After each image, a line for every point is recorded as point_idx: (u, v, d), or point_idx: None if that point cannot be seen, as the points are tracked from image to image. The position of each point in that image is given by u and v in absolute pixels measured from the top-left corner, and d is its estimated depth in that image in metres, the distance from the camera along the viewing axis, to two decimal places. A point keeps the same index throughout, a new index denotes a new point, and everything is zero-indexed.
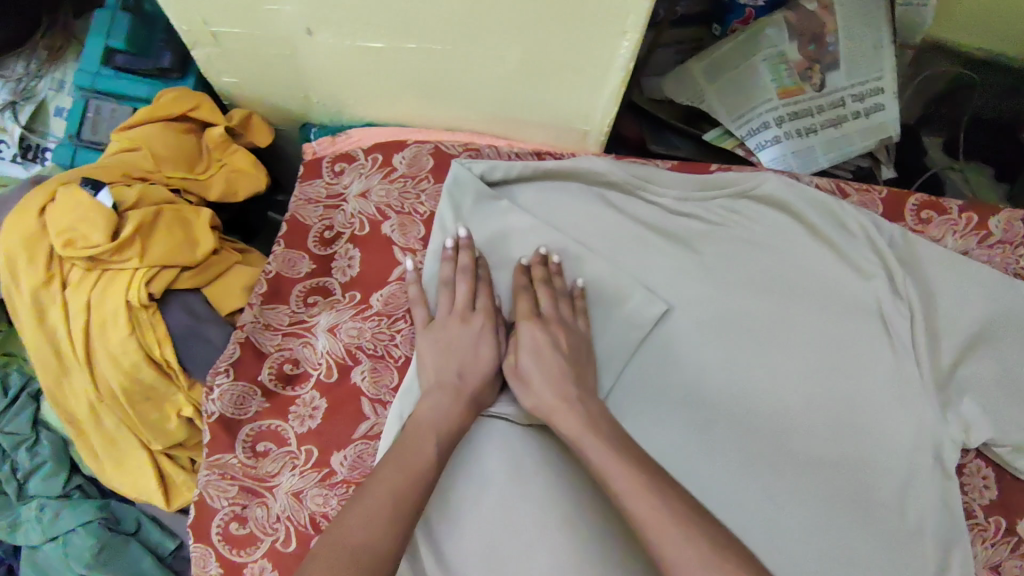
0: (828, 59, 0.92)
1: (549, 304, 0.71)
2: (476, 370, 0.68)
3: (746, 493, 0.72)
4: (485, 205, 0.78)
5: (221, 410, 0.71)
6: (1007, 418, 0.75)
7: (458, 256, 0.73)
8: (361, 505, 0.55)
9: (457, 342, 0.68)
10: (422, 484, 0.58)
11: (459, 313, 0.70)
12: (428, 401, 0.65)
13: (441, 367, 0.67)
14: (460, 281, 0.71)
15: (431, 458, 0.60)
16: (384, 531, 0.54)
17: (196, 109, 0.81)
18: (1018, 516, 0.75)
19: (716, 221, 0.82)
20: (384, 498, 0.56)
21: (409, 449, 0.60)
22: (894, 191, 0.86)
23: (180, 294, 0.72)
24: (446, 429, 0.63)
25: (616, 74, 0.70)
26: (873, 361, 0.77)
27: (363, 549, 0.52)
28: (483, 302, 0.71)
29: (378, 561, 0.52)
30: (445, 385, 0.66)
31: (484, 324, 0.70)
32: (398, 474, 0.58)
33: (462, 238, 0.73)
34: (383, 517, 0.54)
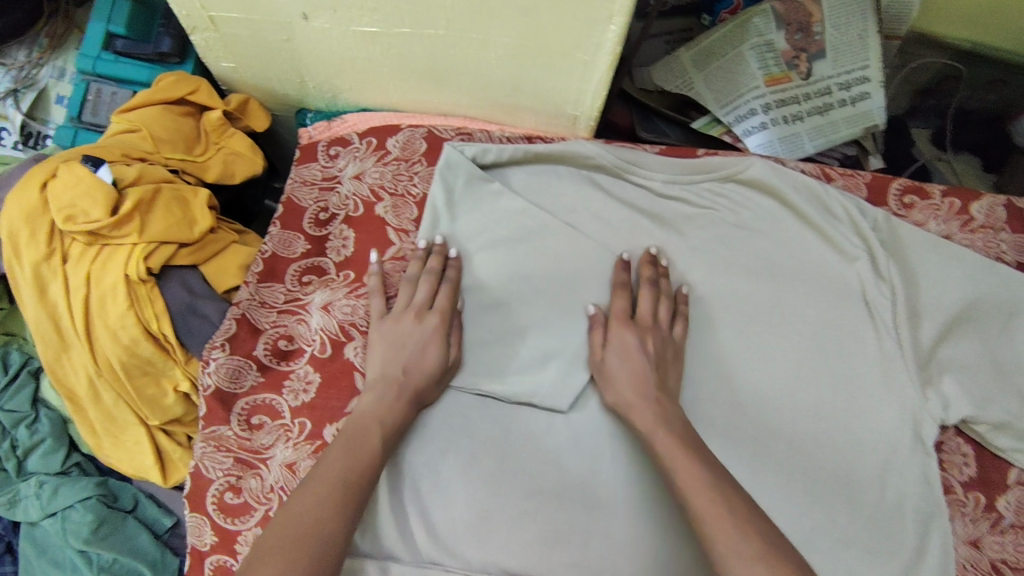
0: (814, 48, 0.93)
1: (647, 306, 0.74)
2: (427, 363, 0.70)
3: (730, 466, 0.74)
4: (476, 186, 0.80)
5: (217, 384, 0.73)
6: (987, 397, 0.76)
7: (427, 259, 0.76)
8: (312, 490, 0.58)
9: (408, 340, 0.71)
10: (370, 471, 0.62)
11: (414, 311, 0.72)
12: (373, 395, 0.68)
13: (390, 361, 0.70)
14: (421, 282, 0.73)
15: (377, 451, 0.63)
16: (334, 514, 0.56)
17: (194, 92, 0.83)
18: (997, 492, 0.77)
19: (704, 204, 0.83)
20: (335, 490, 0.58)
21: (359, 439, 0.63)
22: (878, 176, 0.88)
23: (178, 270, 0.73)
24: (391, 421, 0.66)
25: (605, 57, 0.71)
26: (855, 340, 0.79)
27: (313, 530, 0.55)
28: (441, 302, 0.73)
29: (323, 548, 0.54)
30: (390, 378, 0.69)
31: (438, 325, 0.72)
32: (346, 461, 0.61)
33: (453, 255, 0.76)
34: (333, 501, 0.57)
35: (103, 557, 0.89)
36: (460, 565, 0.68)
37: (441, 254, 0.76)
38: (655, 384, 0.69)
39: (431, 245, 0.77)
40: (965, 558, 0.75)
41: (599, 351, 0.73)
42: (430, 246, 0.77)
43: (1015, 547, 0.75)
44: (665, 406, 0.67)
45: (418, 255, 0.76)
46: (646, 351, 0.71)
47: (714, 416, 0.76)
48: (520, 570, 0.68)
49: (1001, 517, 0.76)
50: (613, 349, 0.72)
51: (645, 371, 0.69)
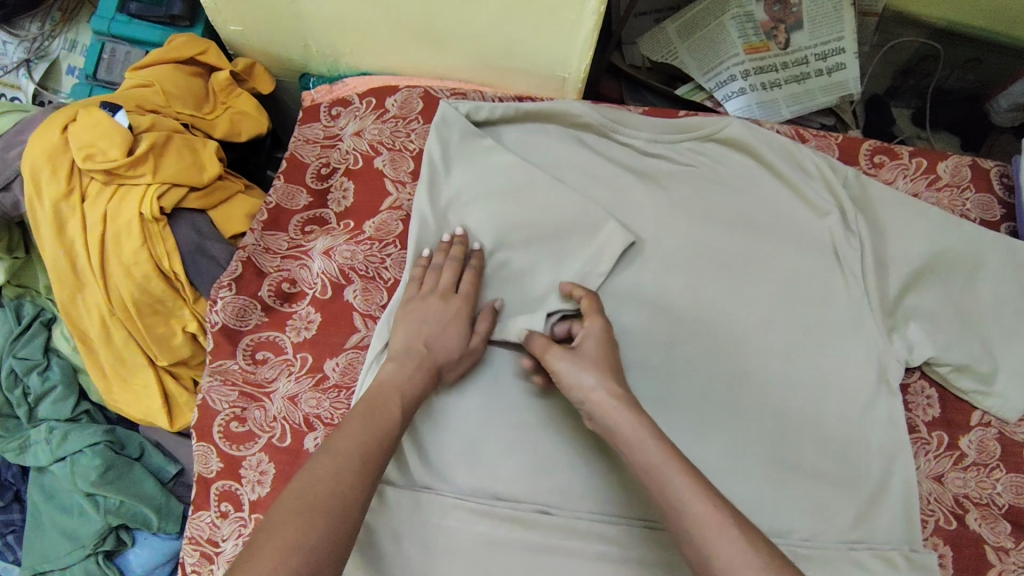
0: (792, 20, 0.98)
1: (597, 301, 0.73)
2: (450, 340, 0.71)
3: (706, 404, 0.79)
4: (468, 144, 0.84)
5: (224, 321, 0.77)
6: (949, 340, 0.80)
7: (452, 248, 0.77)
8: (326, 460, 0.57)
9: (432, 319, 0.72)
10: (386, 447, 0.61)
11: (440, 294, 0.74)
12: (394, 364, 0.68)
13: (412, 337, 0.70)
14: (446, 267, 0.75)
15: (396, 423, 0.63)
16: (347, 487, 0.56)
17: (203, 54, 0.88)
18: (959, 431, 0.81)
19: (685, 161, 0.88)
20: (353, 461, 0.58)
21: (379, 409, 0.63)
22: (850, 138, 0.93)
23: (188, 213, 0.78)
24: (410, 393, 0.66)
25: (590, 17, 0.76)
26: (825, 289, 0.83)
27: (325, 501, 0.54)
28: (466, 287, 0.75)
29: (342, 513, 0.54)
30: (412, 351, 0.69)
31: (461, 308, 0.74)
32: (366, 434, 0.60)
33: (477, 247, 0.79)
34: (348, 475, 0.57)
35: (110, 500, 0.93)
36: (449, 488, 0.72)
37: (461, 244, 0.78)
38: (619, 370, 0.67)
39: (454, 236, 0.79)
40: (929, 492, 0.79)
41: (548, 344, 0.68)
42: (453, 237, 0.80)
43: (976, 482, 0.79)
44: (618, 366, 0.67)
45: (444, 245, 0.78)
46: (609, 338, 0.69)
47: (692, 357, 0.80)
48: (508, 494, 0.72)
49: (964, 455, 0.80)
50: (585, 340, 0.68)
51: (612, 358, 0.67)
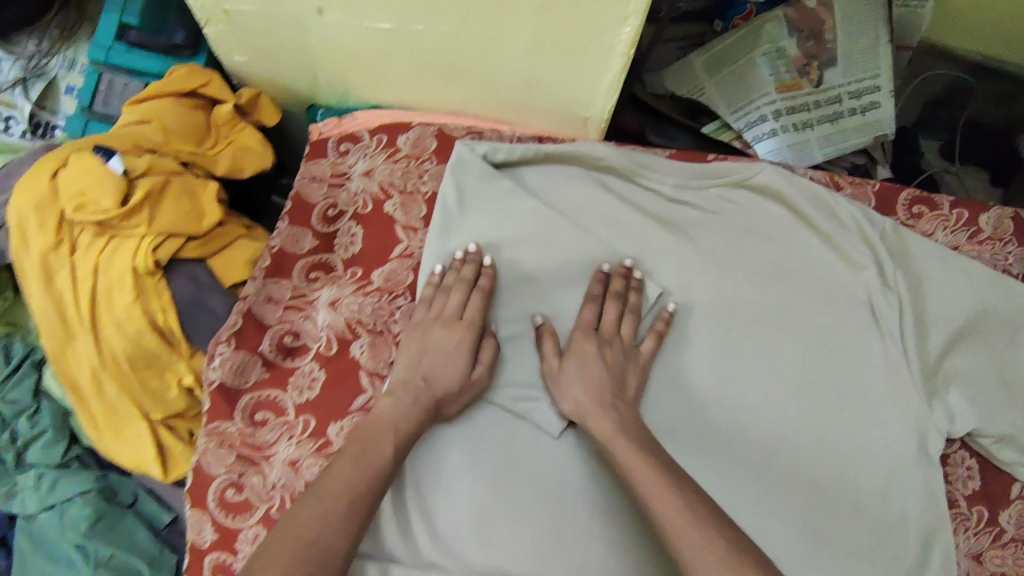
0: (825, 56, 0.94)
1: (610, 321, 0.74)
2: (450, 375, 0.69)
3: (733, 475, 0.74)
4: (485, 188, 0.79)
5: (221, 378, 0.72)
6: (991, 410, 0.76)
7: (463, 266, 0.74)
8: (311, 502, 0.57)
9: (433, 348, 0.70)
10: (377, 482, 0.60)
11: (444, 319, 0.72)
12: (390, 399, 0.67)
13: (412, 368, 0.69)
14: (454, 290, 0.73)
15: (389, 458, 0.62)
16: (332, 533, 0.55)
17: (204, 86, 0.83)
18: (1000, 507, 0.76)
19: (713, 209, 0.83)
20: (338, 505, 0.57)
21: (369, 451, 0.62)
22: (887, 185, 0.87)
23: (185, 263, 0.73)
24: (406, 428, 0.65)
25: (618, 59, 0.72)
26: (862, 351, 0.78)
27: (306, 550, 0.53)
28: (471, 313, 0.72)
29: (322, 561, 0.53)
30: (410, 385, 0.68)
31: (464, 337, 0.71)
32: (354, 476, 0.59)
33: (489, 263, 0.75)
34: (332, 519, 0.56)
35: (100, 552, 0.88)
36: (459, 567, 0.67)
37: (476, 263, 0.74)
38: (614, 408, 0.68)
39: (613, 267, 0.77)
40: (967, 572, 0.75)
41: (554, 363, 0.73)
42: (467, 254, 0.75)
43: (1014, 561, 0.75)
44: (625, 413, 0.68)
45: (455, 261, 0.75)
46: (604, 360, 0.71)
47: (719, 423, 0.76)
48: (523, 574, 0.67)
49: (1004, 532, 0.76)
50: (572, 358, 0.72)
51: (600, 375, 0.70)
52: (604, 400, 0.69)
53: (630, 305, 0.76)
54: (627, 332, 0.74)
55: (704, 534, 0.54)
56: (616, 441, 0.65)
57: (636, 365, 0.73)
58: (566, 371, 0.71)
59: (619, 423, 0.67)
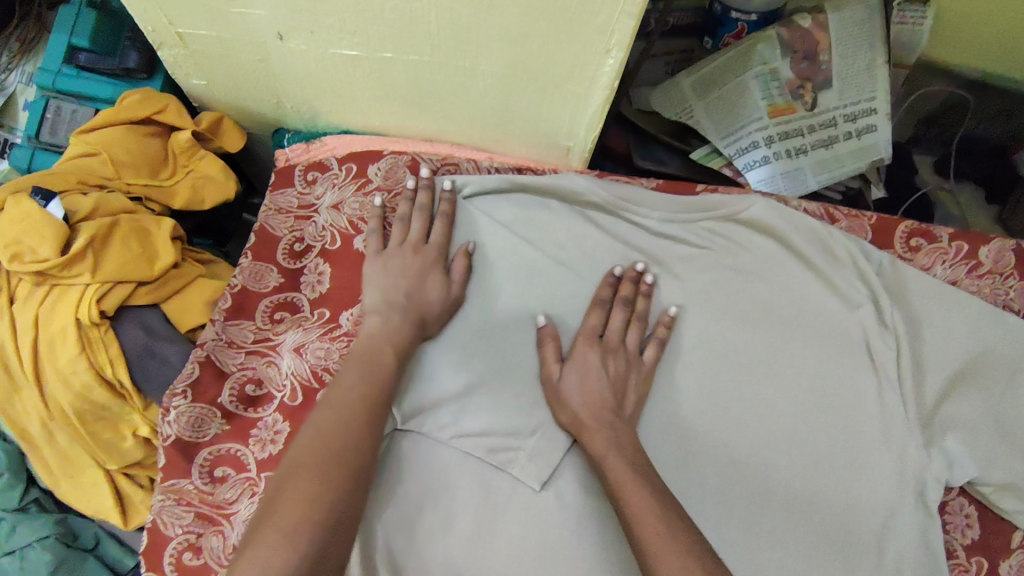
0: (820, 77, 0.90)
1: (618, 328, 0.72)
2: (429, 296, 0.69)
3: (723, 529, 0.69)
4: (444, 202, 0.75)
5: (178, 433, 0.68)
6: (991, 456, 0.72)
7: (417, 195, 0.75)
8: (329, 409, 0.57)
9: (407, 271, 0.70)
10: (382, 394, 0.61)
11: (411, 245, 0.72)
12: (377, 318, 0.67)
13: (389, 291, 0.69)
14: (413, 218, 0.73)
15: (390, 369, 0.63)
16: (358, 437, 0.56)
17: (162, 112, 0.77)
18: (1000, 557, 0.73)
19: (702, 243, 0.78)
20: (354, 410, 0.57)
21: (373, 361, 0.62)
22: (885, 217, 0.83)
23: (136, 310, 0.69)
24: (400, 345, 0.65)
25: (600, 91, 0.67)
26: (858, 395, 0.74)
27: (339, 450, 0.54)
28: (434, 238, 0.73)
29: (354, 459, 0.54)
30: (393, 304, 0.68)
31: (435, 261, 0.71)
32: (363, 385, 0.60)
33: (448, 188, 0.75)
34: (355, 423, 0.57)
35: None
36: None
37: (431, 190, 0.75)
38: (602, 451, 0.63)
39: (624, 270, 0.75)
40: None
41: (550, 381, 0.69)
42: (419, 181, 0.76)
43: None
44: (621, 430, 0.65)
45: (407, 192, 0.75)
46: (606, 372, 0.69)
47: (709, 473, 0.71)
48: None
49: None
50: (573, 365, 0.69)
51: (603, 390, 0.68)
52: (601, 414, 0.66)
53: (638, 311, 0.74)
54: (633, 339, 0.72)
55: (685, 560, 0.51)
56: (607, 457, 0.63)
57: (638, 375, 0.71)
58: (566, 379, 0.69)
59: (614, 444, 0.64)
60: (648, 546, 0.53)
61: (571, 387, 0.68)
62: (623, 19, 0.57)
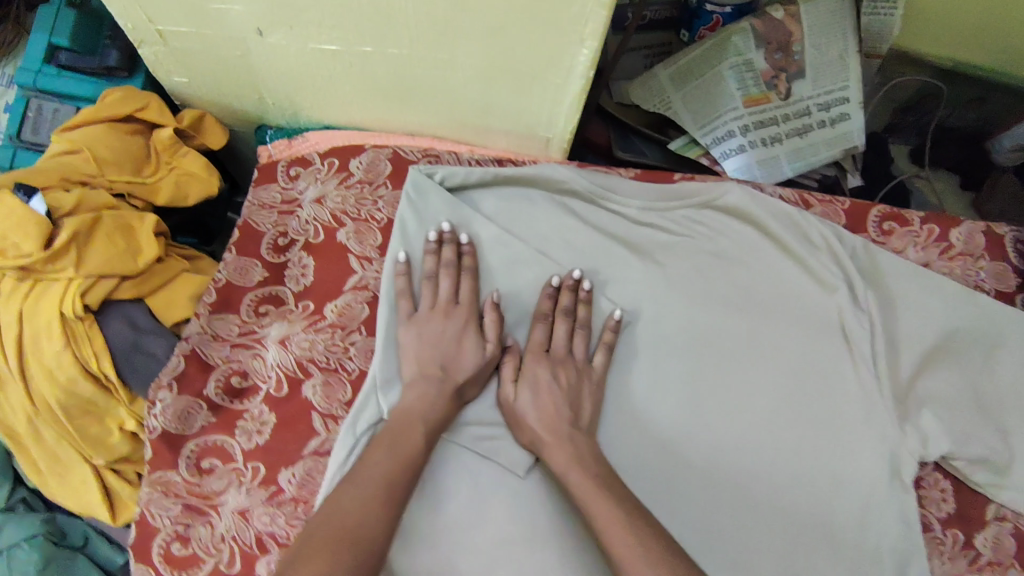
0: (794, 67, 0.91)
1: (563, 341, 0.72)
2: (465, 363, 0.68)
3: (704, 508, 0.71)
4: (467, 256, 0.73)
5: (164, 426, 0.68)
6: (964, 432, 0.74)
7: (442, 250, 0.73)
8: (351, 491, 0.57)
9: (440, 338, 0.69)
10: (409, 474, 0.60)
11: (441, 308, 0.70)
12: (414, 392, 0.66)
13: (423, 360, 0.68)
14: (442, 275, 0.71)
15: (420, 448, 0.62)
16: (374, 520, 0.55)
17: (144, 109, 0.78)
18: (975, 529, 0.74)
19: (680, 231, 0.80)
20: (376, 493, 0.57)
21: (401, 440, 0.62)
22: (857, 202, 0.85)
23: (120, 304, 0.70)
24: (433, 420, 0.65)
25: (576, 81, 0.68)
26: (835, 375, 0.76)
27: (351, 533, 0.54)
28: (465, 297, 0.72)
29: (364, 544, 0.53)
30: (429, 376, 0.67)
31: (466, 321, 0.70)
32: (388, 463, 0.60)
33: (467, 242, 0.73)
34: (372, 505, 0.56)
35: None
36: None
37: (453, 246, 0.73)
38: (571, 456, 0.64)
39: (562, 279, 0.74)
40: None
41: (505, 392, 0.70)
42: (441, 235, 0.74)
43: None
44: (580, 442, 0.66)
45: (430, 247, 0.73)
46: (558, 386, 0.69)
47: (690, 453, 0.73)
48: None
49: (980, 554, 0.73)
50: (526, 384, 0.70)
51: (555, 403, 0.68)
52: (558, 429, 0.66)
53: (580, 319, 0.73)
54: (579, 349, 0.72)
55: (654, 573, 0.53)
56: (569, 473, 0.63)
57: (590, 384, 0.71)
58: (520, 401, 0.69)
59: (575, 456, 0.64)
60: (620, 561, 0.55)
61: (524, 406, 0.68)
62: (596, 9, 0.58)
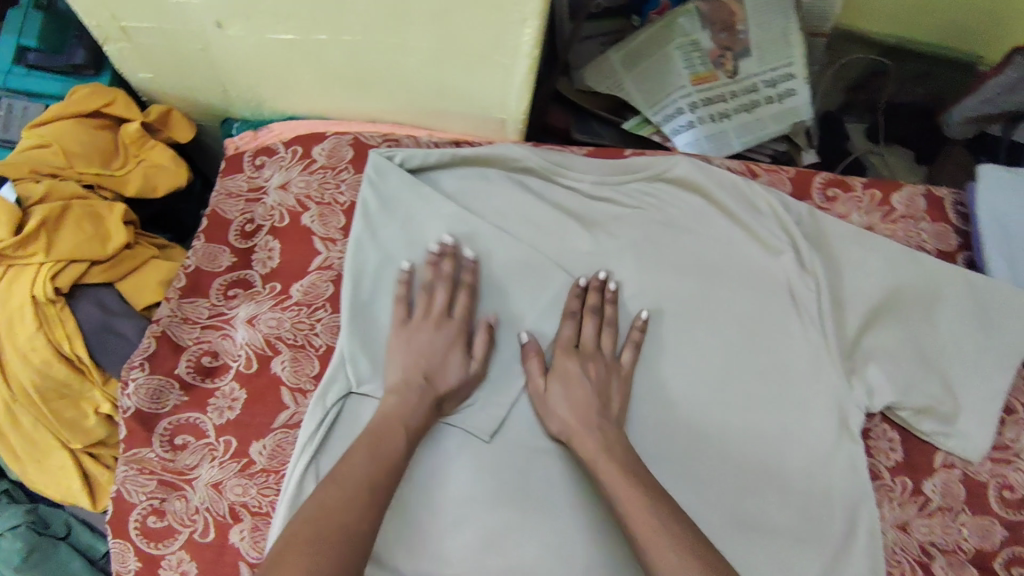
0: (739, 46, 0.95)
1: (593, 335, 0.75)
2: (450, 374, 0.70)
3: (662, 464, 0.74)
4: (467, 271, 0.75)
5: (138, 404, 0.71)
6: (908, 383, 0.78)
7: (443, 262, 0.75)
8: (333, 487, 0.56)
9: (429, 347, 0.70)
10: (390, 477, 0.60)
11: (433, 318, 0.72)
12: (394, 397, 0.66)
13: (409, 368, 0.69)
14: (438, 287, 0.73)
15: (400, 452, 0.62)
16: (357, 517, 0.55)
17: (111, 104, 0.81)
18: (923, 477, 0.78)
19: (632, 203, 0.83)
20: (358, 491, 0.57)
21: (382, 442, 0.62)
22: (801, 171, 0.89)
23: (92, 288, 0.73)
24: (414, 425, 0.65)
25: (523, 60, 0.72)
26: (784, 333, 0.79)
27: (335, 527, 0.53)
28: (459, 312, 0.73)
29: (344, 539, 0.53)
30: (412, 384, 0.68)
31: (456, 337, 0.72)
32: (370, 464, 0.59)
33: (471, 258, 0.76)
34: (355, 502, 0.56)
35: None
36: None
37: (452, 259, 0.75)
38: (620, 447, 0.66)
39: (589, 280, 0.78)
40: (895, 542, 0.75)
41: (538, 393, 0.72)
42: (443, 248, 0.76)
43: (942, 528, 0.76)
44: (609, 432, 0.67)
45: (431, 258, 0.75)
46: (588, 377, 0.71)
47: (647, 413, 0.76)
48: None
49: (929, 500, 0.77)
50: (557, 376, 0.72)
51: (583, 391, 0.70)
52: (588, 419, 0.68)
53: (607, 317, 0.76)
54: (608, 345, 0.75)
55: (680, 557, 0.54)
56: (598, 461, 0.65)
57: (618, 378, 0.74)
58: (552, 391, 0.71)
59: (605, 446, 0.66)
60: (644, 540, 0.56)
61: (556, 400, 0.71)
62: None
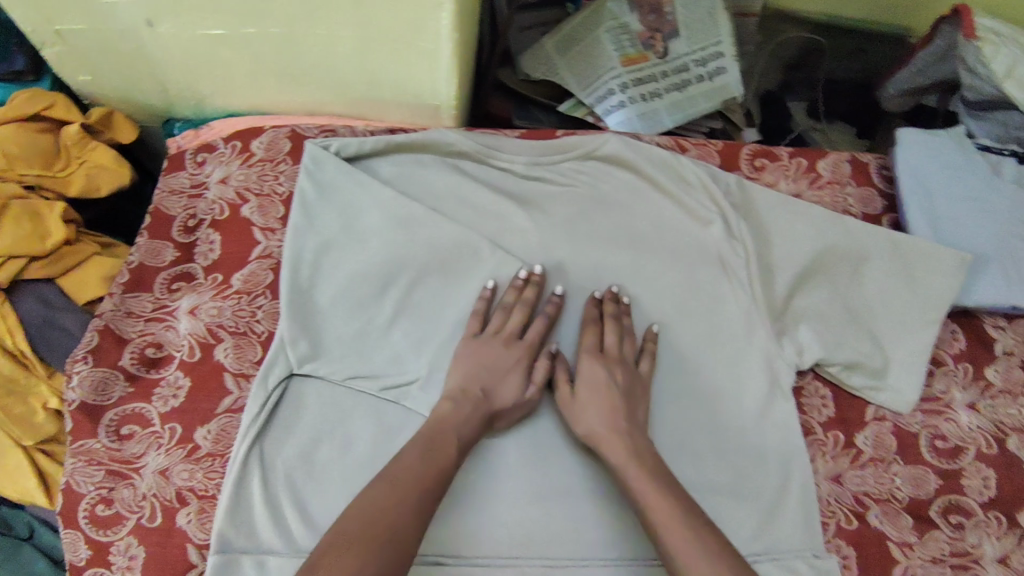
0: (668, 28, 0.99)
1: (617, 346, 0.75)
2: (507, 393, 0.71)
3: None
4: (550, 303, 0.77)
5: (82, 397, 0.73)
6: (838, 341, 0.81)
7: (524, 288, 0.76)
8: (384, 487, 0.59)
9: (494, 363, 0.72)
10: (442, 481, 0.62)
11: (505, 336, 0.74)
12: (449, 404, 0.69)
13: (469, 378, 0.71)
14: (516, 310, 0.75)
15: (452, 458, 0.64)
16: (405, 519, 0.57)
17: (50, 108, 0.82)
18: (855, 430, 0.80)
19: (566, 181, 0.86)
20: (413, 495, 0.59)
21: (437, 448, 0.64)
22: (729, 143, 0.92)
23: (32, 284, 0.77)
24: (465, 433, 0.67)
25: (445, 45, 0.74)
26: (715, 298, 0.82)
27: (384, 529, 0.56)
28: (532, 336, 0.75)
29: (388, 539, 0.55)
30: (469, 394, 0.70)
31: (523, 357, 0.73)
32: (424, 468, 0.62)
33: (558, 293, 0.77)
34: (405, 504, 0.58)
35: None
36: None
37: (536, 286, 0.76)
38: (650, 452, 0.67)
39: (604, 293, 0.79)
40: (829, 494, 0.77)
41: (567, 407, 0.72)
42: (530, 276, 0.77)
43: (875, 478, 0.78)
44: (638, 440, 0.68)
45: (517, 281, 0.77)
46: (615, 383, 0.72)
47: None
48: None
49: (861, 452, 0.79)
50: (585, 384, 0.72)
51: (592, 397, 0.71)
52: (615, 425, 0.69)
53: (624, 327, 0.77)
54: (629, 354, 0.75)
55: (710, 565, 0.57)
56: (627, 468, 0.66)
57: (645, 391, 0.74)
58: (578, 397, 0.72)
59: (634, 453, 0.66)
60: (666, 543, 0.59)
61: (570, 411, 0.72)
62: None
